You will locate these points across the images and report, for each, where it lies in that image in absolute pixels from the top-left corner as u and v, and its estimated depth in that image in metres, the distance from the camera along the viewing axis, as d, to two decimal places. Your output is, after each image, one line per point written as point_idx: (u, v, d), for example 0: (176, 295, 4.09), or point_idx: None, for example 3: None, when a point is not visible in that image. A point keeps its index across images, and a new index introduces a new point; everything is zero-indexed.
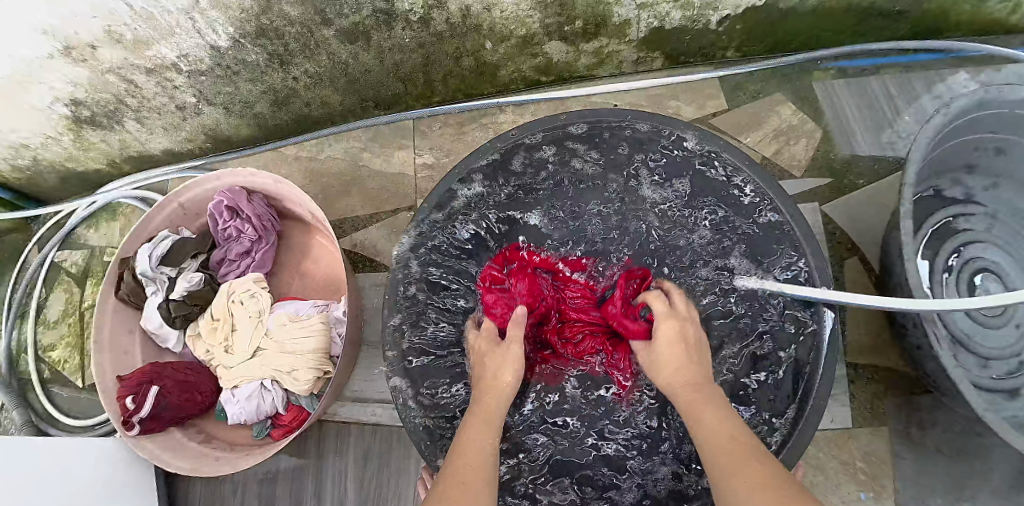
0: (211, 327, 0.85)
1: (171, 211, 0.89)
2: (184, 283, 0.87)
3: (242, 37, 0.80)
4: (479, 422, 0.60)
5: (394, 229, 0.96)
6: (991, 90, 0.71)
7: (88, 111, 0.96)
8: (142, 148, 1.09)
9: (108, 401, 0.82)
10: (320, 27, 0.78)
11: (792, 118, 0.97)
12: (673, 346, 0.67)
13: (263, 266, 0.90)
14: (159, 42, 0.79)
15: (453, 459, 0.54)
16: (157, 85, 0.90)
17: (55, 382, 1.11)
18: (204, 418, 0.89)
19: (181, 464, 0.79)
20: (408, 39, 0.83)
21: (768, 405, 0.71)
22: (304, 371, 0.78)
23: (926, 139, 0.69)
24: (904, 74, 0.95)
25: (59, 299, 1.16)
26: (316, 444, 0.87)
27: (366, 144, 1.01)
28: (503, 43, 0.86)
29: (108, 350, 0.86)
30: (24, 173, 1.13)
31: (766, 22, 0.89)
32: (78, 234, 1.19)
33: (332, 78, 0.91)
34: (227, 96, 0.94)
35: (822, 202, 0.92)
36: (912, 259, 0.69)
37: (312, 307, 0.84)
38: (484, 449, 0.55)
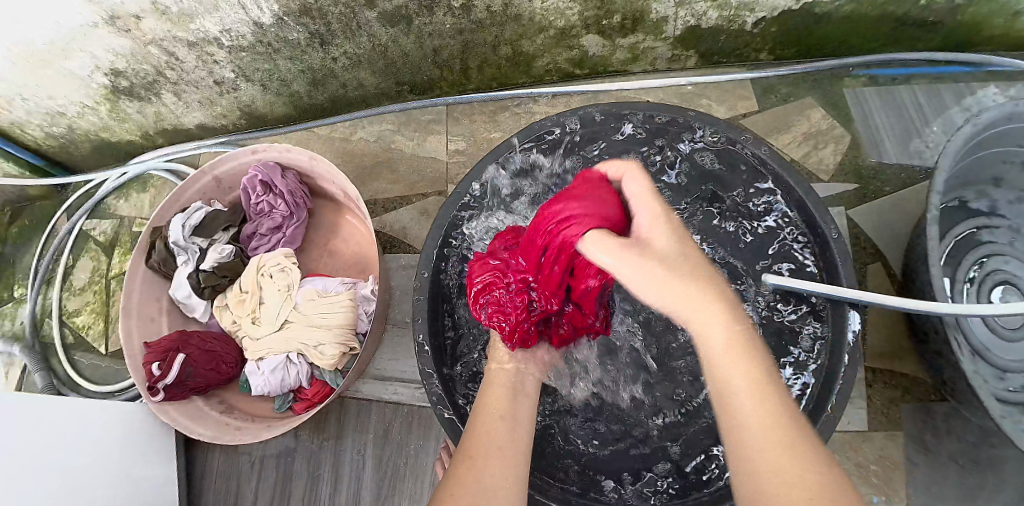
0: (239, 298, 0.87)
1: (205, 183, 0.91)
2: (215, 254, 0.88)
3: (286, 15, 0.81)
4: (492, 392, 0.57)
5: (420, 212, 0.97)
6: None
7: (127, 82, 0.97)
8: (176, 121, 1.11)
9: (134, 366, 0.83)
10: (362, 8, 0.79)
11: (822, 122, 0.97)
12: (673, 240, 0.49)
13: (292, 242, 0.91)
14: (202, 16, 0.81)
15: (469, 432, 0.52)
16: (197, 60, 0.92)
17: (78, 348, 1.13)
18: (226, 389, 0.90)
19: (204, 431, 0.81)
20: (448, 25, 0.84)
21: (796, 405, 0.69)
22: (329, 345, 0.79)
23: (956, 149, 0.69)
24: (936, 85, 0.95)
25: (86, 266, 1.18)
26: (336, 418, 0.88)
27: (398, 128, 1.02)
28: (541, 34, 0.87)
29: (136, 316, 0.87)
30: (58, 141, 1.16)
31: (802, 27, 0.89)
32: (108, 204, 1.21)
33: (369, 60, 0.92)
34: (264, 73, 0.95)
35: (848, 207, 0.92)
36: (940, 265, 0.69)
37: (339, 284, 0.85)
38: (498, 432, 0.51)
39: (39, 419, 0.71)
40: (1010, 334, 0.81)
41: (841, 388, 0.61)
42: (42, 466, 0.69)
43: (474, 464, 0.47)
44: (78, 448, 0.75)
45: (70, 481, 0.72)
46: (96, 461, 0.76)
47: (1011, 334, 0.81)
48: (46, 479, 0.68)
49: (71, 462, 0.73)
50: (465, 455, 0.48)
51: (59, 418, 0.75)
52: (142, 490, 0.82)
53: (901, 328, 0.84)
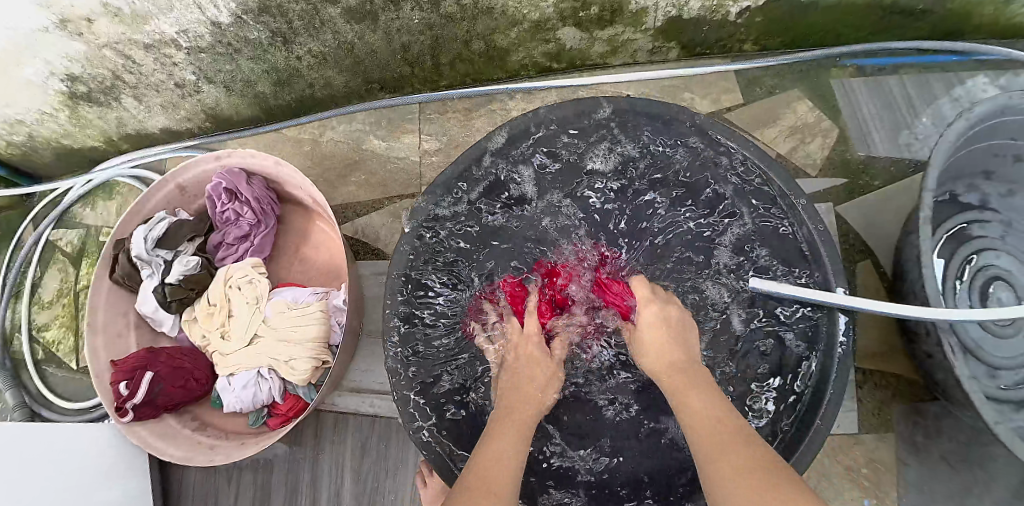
0: (207, 312, 0.83)
1: (168, 191, 0.87)
2: (181, 267, 0.84)
3: (244, 14, 0.77)
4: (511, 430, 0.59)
5: (396, 217, 0.94)
6: (1016, 95, 0.68)
7: (84, 87, 0.93)
8: (140, 126, 1.06)
9: (100, 386, 0.80)
10: (325, 4, 0.75)
11: (809, 114, 0.94)
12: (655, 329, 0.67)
13: (262, 251, 0.88)
14: (156, 17, 0.76)
15: (477, 461, 0.53)
16: (156, 62, 0.87)
17: (48, 363, 1.09)
18: (199, 405, 0.87)
19: (175, 452, 0.78)
20: (416, 20, 0.80)
21: (784, 413, 0.67)
22: (302, 360, 0.76)
23: (948, 145, 0.66)
24: (924, 74, 0.92)
25: (54, 278, 1.14)
26: (314, 433, 0.85)
27: (371, 129, 0.98)
28: (515, 28, 0.83)
29: (101, 333, 0.84)
30: (18, 149, 1.11)
31: (787, 16, 0.86)
32: (74, 213, 1.16)
33: (337, 58, 0.88)
34: (227, 75, 0.91)
35: (836, 202, 0.90)
36: (929, 264, 0.67)
37: (310, 294, 0.82)
38: (507, 457, 0.53)
39: (7, 449, 0.69)
40: (1002, 331, 0.80)
41: (835, 394, 0.59)
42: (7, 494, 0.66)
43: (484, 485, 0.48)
44: (44, 474, 0.72)
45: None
46: (71, 488, 0.74)
47: (1004, 332, 0.79)
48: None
49: (44, 490, 0.71)
50: (462, 479, 0.50)
51: (20, 445, 0.71)
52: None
53: (890, 326, 0.82)
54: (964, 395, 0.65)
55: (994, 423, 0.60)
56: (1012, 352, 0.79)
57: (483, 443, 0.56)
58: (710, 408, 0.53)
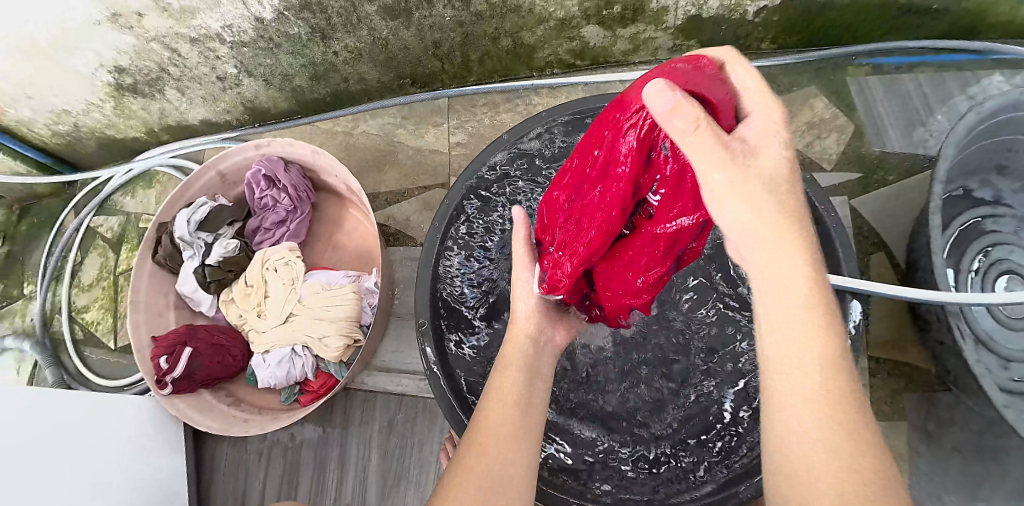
0: (245, 293, 0.88)
1: (209, 178, 0.91)
2: (220, 249, 0.89)
3: (286, 10, 0.81)
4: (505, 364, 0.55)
5: (423, 206, 0.98)
6: None
7: (131, 79, 0.98)
8: (180, 118, 1.12)
9: (142, 360, 0.85)
10: (363, 1, 0.79)
11: (825, 111, 0.97)
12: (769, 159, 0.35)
13: (296, 236, 0.92)
14: (204, 12, 0.81)
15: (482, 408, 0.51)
16: (200, 55, 0.92)
17: (87, 343, 1.14)
18: (233, 382, 0.91)
19: (211, 423, 0.82)
20: (448, 17, 0.85)
21: None
22: (335, 338, 0.80)
23: (960, 137, 0.69)
24: (940, 73, 0.94)
25: (93, 262, 1.20)
26: (343, 410, 0.89)
27: (400, 122, 1.03)
28: (542, 26, 0.87)
29: (144, 310, 0.88)
30: (64, 138, 1.17)
31: (804, 15, 0.88)
32: (114, 201, 1.22)
33: (370, 54, 0.93)
34: (266, 69, 0.96)
35: (851, 196, 0.92)
36: (942, 253, 0.69)
37: (342, 277, 0.86)
38: (511, 404, 0.51)
39: (43, 426, 0.72)
40: (1016, 323, 0.81)
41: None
42: (50, 462, 0.70)
43: (487, 448, 0.47)
44: (88, 443, 0.77)
45: (84, 483, 0.73)
46: (108, 460, 0.78)
47: (1017, 324, 0.81)
48: (57, 484, 0.70)
49: (82, 464, 0.74)
50: (472, 442, 0.48)
51: (66, 414, 0.76)
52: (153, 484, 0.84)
53: (904, 317, 0.84)
54: (975, 381, 0.66)
55: (1003, 408, 0.63)
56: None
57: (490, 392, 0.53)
58: (831, 392, 0.33)
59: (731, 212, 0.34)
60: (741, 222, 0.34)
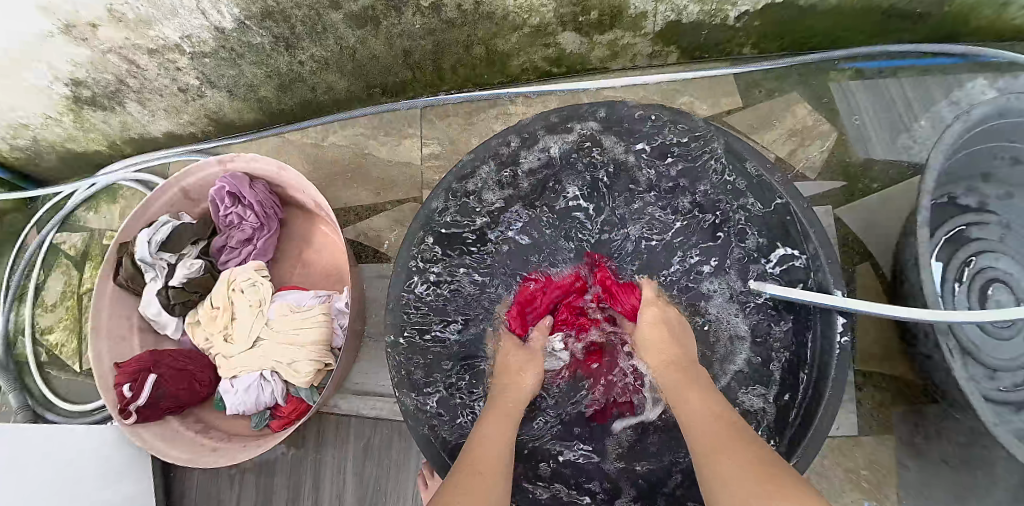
0: (210, 315, 0.84)
1: (171, 196, 0.88)
2: (185, 270, 0.85)
3: (248, 20, 0.77)
4: (496, 418, 0.61)
5: (398, 221, 0.94)
6: (1013, 98, 0.69)
7: (88, 91, 0.94)
8: (144, 130, 1.07)
9: (104, 388, 0.81)
10: (328, 10, 0.76)
11: (808, 117, 0.95)
12: (655, 329, 0.70)
13: (265, 255, 0.88)
14: (161, 23, 0.77)
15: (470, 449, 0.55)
16: (160, 67, 0.88)
17: (53, 366, 1.10)
18: (202, 408, 0.87)
19: (178, 453, 0.78)
20: (418, 25, 0.81)
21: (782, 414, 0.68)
22: (305, 362, 0.77)
23: (948, 146, 0.67)
24: (923, 77, 0.92)
25: (57, 281, 1.15)
26: (316, 435, 0.86)
27: (373, 132, 0.99)
28: (516, 32, 0.84)
29: (105, 335, 0.84)
30: (23, 153, 1.12)
31: (786, 20, 0.86)
32: (78, 216, 1.17)
33: (339, 63, 0.89)
34: (230, 80, 0.92)
35: (835, 205, 0.90)
36: (928, 267, 0.67)
37: (313, 297, 0.82)
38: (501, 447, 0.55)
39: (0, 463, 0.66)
40: (1000, 334, 0.80)
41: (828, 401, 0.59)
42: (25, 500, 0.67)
43: (479, 474, 0.49)
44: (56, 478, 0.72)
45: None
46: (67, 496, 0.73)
47: (1003, 333, 0.80)
48: None
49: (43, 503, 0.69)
50: (466, 464, 0.51)
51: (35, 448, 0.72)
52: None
53: (890, 329, 0.83)
54: (962, 397, 0.65)
55: (992, 425, 0.61)
56: (1010, 354, 0.79)
57: (480, 437, 0.57)
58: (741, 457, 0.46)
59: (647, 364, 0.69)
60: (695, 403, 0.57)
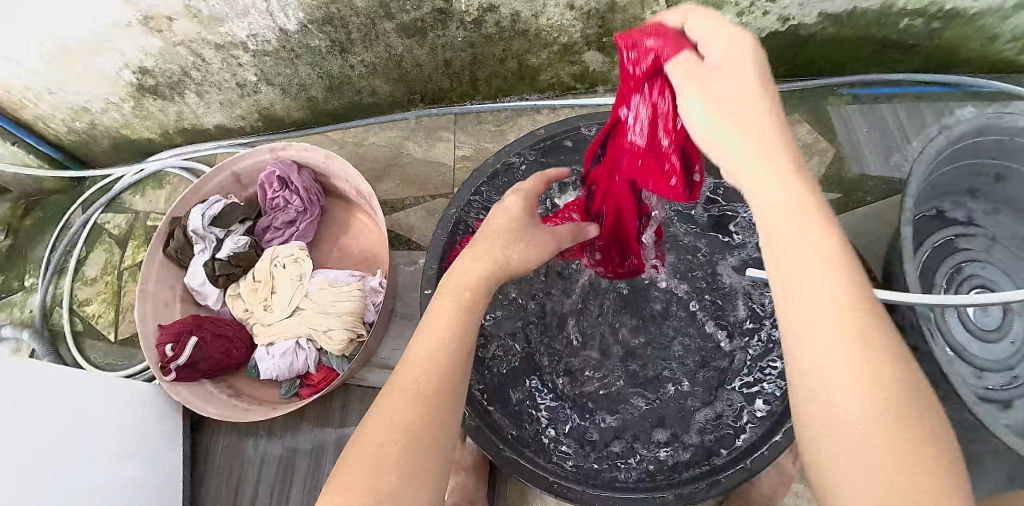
0: (252, 287, 0.91)
1: (223, 178, 0.96)
2: (231, 244, 0.92)
3: (310, 23, 0.88)
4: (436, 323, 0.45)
5: (428, 214, 1.03)
6: (993, 117, 0.78)
7: (153, 80, 1.03)
8: (196, 121, 1.16)
9: (148, 347, 0.87)
10: (382, 19, 0.86)
11: (808, 137, 1.04)
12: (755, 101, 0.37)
13: (305, 237, 0.96)
14: (232, 21, 0.87)
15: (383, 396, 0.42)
16: (223, 62, 0.98)
17: (87, 335, 1.15)
18: (234, 375, 0.93)
19: (213, 410, 0.84)
20: (459, 38, 0.91)
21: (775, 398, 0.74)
22: (339, 331, 0.83)
23: (932, 154, 0.76)
24: (916, 103, 1.02)
25: (99, 257, 1.22)
26: (341, 406, 0.92)
27: (409, 135, 1.08)
28: (546, 49, 0.94)
29: (151, 300, 0.91)
30: (80, 136, 1.21)
31: (787, 49, 0.97)
32: (124, 199, 1.25)
33: (384, 69, 0.99)
34: (284, 78, 1.01)
35: (832, 215, 0.98)
36: (913, 268, 0.74)
37: (349, 275, 0.89)
38: (428, 371, 0.42)
39: (36, 401, 0.68)
40: (984, 335, 0.86)
41: None
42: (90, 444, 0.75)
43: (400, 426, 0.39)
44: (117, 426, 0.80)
45: (79, 459, 0.72)
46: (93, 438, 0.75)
47: (989, 336, 0.86)
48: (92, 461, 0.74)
49: (70, 443, 0.71)
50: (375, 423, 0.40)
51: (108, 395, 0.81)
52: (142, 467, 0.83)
53: None
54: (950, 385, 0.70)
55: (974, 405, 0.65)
56: (996, 355, 0.85)
57: (411, 371, 0.42)
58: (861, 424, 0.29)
59: (701, 118, 0.38)
60: (710, 139, 0.38)
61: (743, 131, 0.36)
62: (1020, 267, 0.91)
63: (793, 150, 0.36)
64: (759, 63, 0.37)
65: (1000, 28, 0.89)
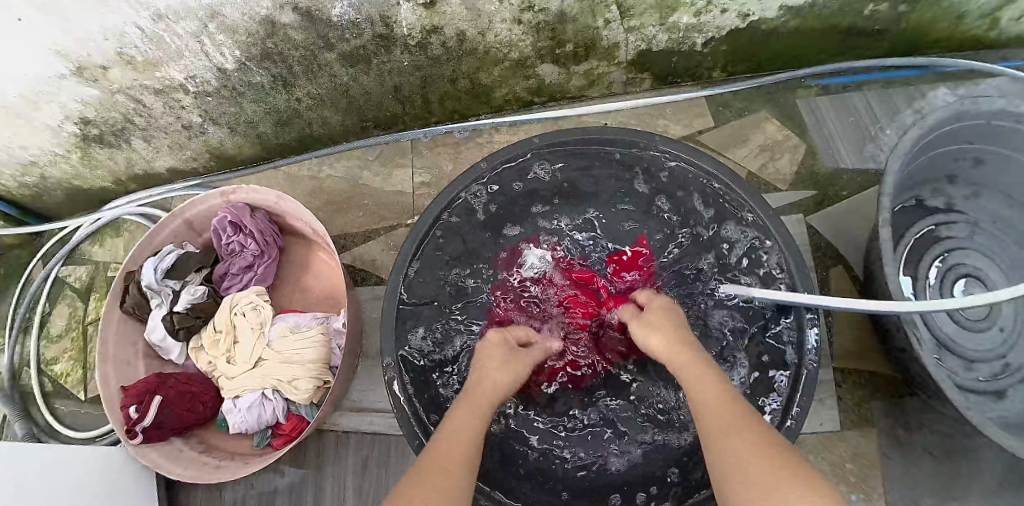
0: (213, 339, 0.88)
1: (176, 226, 0.92)
2: (188, 295, 0.89)
3: (248, 60, 0.84)
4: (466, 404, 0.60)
5: (392, 246, 1.00)
6: (969, 102, 0.73)
7: (96, 129, 0.99)
8: (148, 166, 1.12)
9: (111, 410, 0.84)
10: (322, 50, 0.83)
11: (776, 132, 1.01)
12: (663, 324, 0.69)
13: (265, 280, 0.93)
14: (167, 64, 0.83)
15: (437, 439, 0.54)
16: (165, 106, 0.94)
17: (57, 395, 1.12)
18: (205, 429, 0.90)
19: (182, 471, 0.81)
20: (406, 62, 0.88)
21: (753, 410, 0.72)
22: (305, 380, 0.80)
23: (904, 151, 0.71)
24: (887, 89, 0.99)
25: (63, 312, 1.19)
26: (316, 453, 0.89)
27: (368, 163, 1.05)
28: (498, 66, 0.91)
29: (111, 361, 0.88)
30: (30, 190, 1.17)
31: (747, 44, 0.94)
32: (83, 250, 1.22)
33: (333, 100, 0.96)
34: (232, 117, 0.98)
35: (806, 213, 0.95)
36: (889, 269, 0.70)
37: (312, 319, 0.87)
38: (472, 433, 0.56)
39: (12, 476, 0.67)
40: (973, 325, 0.84)
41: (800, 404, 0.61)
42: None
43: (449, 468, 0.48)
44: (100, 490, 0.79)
45: None
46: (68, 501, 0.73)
47: (978, 326, 0.84)
48: None
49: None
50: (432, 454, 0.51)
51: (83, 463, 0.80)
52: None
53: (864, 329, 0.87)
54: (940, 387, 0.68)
55: (965, 408, 0.64)
56: (985, 344, 0.83)
57: (438, 454, 0.51)
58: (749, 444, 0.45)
59: (645, 341, 0.68)
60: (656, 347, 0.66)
61: (690, 380, 0.59)
62: (1007, 254, 0.88)
63: (693, 348, 0.64)
64: (677, 338, 0.66)
65: (967, 6, 0.86)
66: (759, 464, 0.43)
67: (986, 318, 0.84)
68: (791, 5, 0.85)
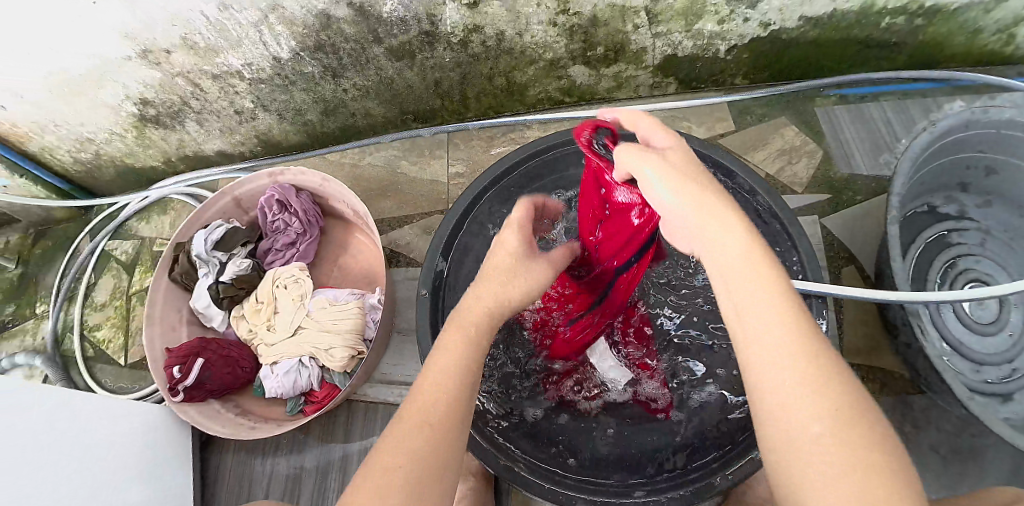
0: (255, 308, 0.93)
1: (225, 203, 0.99)
2: (233, 267, 0.95)
3: (302, 51, 0.91)
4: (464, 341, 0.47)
5: (423, 231, 1.05)
6: (977, 111, 0.77)
7: (154, 110, 1.07)
8: (198, 148, 1.20)
9: (156, 370, 0.89)
10: (372, 44, 0.89)
11: (795, 138, 1.05)
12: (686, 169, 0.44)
13: (305, 257, 0.99)
14: (227, 51, 0.90)
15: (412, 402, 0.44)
16: (220, 90, 1.01)
17: (97, 360, 1.18)
18: (240, 394, 0.95)
19: (220, 429, 0.86)
20: (448, 58, 0.94)
21: None
22: (340, 348, 0.85)
23: (916, 151, 0.75)
24: (905, 100, 1.03)
25: (108, 282, 1.25)
26: (344, 421, 0.94)
27: (404, 154, 1.11)
28: (532, 66, 0.97)
29: (158, 324, 0.93)
30: (85, 166, 1.25)
31: (769, 53, 0.98)
32: (130, 225, 1.29)
33: (376, 92, 1.02)
34: (281, 104, 1.05)
35: (822, 216, 0.99)
36: (898, 263, 0.74)
37: (349, 294, 0.92)
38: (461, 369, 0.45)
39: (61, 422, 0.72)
40: (983, 328, 0.87)
41: None
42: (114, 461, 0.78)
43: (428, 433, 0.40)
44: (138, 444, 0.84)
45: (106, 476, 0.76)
46: (84, 449, 0.74)
47: (987, 329, 0.87)
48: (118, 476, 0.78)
49: (65, 452, 0.71)
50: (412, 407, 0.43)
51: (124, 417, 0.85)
52: (156, 479, 0.86)
53: (877, 329, 0.90)
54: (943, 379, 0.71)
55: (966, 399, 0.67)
56: (992, 347, 0.86)
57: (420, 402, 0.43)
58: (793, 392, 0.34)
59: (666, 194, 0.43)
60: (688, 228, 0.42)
61: (696, 207, 0.41)
62: (1017, 259, 0.91)
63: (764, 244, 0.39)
64: (684, 148, 0.46)
65: (983, 20, 0.91)
66: (848, 481, 0.30)
67: (996, 322, 0.86)
68: (810, 17, 0.90)
